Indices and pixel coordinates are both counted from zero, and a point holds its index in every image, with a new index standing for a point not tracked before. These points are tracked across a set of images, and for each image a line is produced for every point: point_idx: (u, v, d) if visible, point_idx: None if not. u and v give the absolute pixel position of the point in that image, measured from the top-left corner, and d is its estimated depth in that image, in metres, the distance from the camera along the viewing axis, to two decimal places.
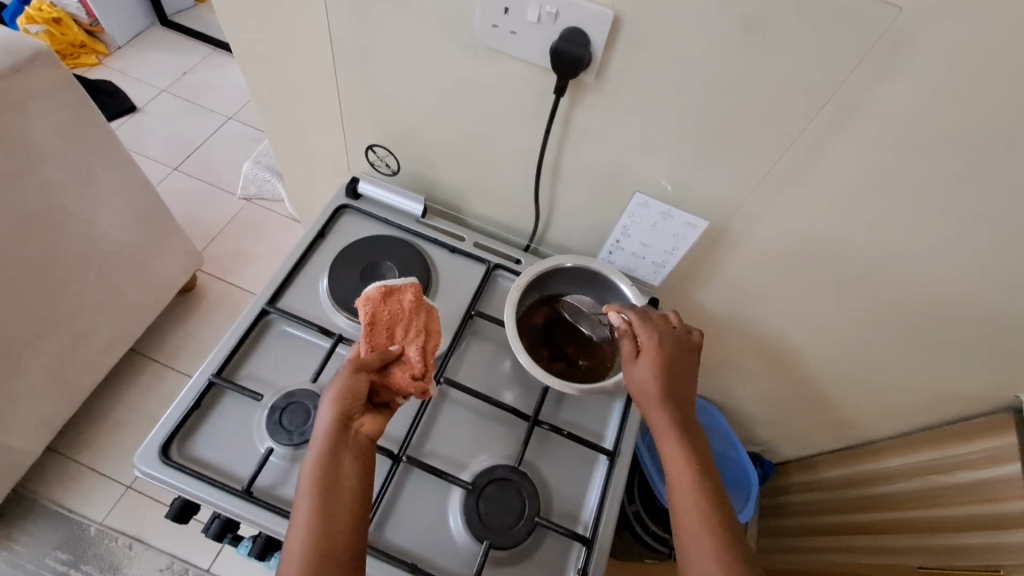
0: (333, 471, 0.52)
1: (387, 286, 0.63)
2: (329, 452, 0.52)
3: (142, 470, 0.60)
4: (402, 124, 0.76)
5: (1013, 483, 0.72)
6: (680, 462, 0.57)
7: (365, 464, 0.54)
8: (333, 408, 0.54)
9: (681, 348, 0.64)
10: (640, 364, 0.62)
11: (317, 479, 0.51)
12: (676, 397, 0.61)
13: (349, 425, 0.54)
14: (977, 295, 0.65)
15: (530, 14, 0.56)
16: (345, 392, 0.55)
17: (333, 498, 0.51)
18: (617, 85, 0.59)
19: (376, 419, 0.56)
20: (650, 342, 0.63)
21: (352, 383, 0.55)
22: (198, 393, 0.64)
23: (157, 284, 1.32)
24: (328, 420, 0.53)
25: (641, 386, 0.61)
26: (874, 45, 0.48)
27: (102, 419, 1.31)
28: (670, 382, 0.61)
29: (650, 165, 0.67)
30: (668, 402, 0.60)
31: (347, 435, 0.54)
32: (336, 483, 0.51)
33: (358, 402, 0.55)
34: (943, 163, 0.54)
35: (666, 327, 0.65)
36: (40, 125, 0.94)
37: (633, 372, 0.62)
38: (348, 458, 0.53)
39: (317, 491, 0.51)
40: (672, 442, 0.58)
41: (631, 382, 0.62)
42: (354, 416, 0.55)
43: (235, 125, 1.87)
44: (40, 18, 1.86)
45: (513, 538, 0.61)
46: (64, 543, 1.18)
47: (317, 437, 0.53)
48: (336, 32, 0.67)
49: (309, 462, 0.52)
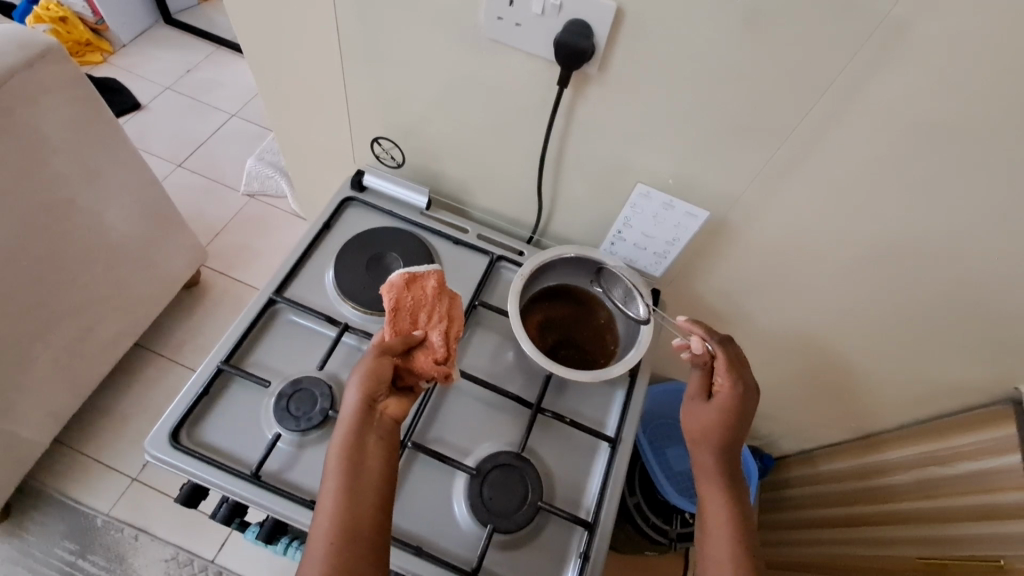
0: (359, 454, 0.53)
1: (411, 273, 0.63)
2: (355, 433, 0.54)
3: (152, 454, 0.61)
4: (407, 116, 0.77)
5: (1012, 473, 0.72)
6: (705, 498, 0.61)
7: (389, 446, 0.56)
8: (358, 392, 0.55)
9: (754, 403, 0.64)
10: (695, 398, 0.65)
11: (343, 460, 0.53)
12: (726, 444, 0.62)
13: (374, 407, 0.56)
14: (975, 285, 0.66)
15: (533, 7, 0.57)
16: (369, 375, 0.56)
17: (359, 480, 0.52)
18: (620, 77, 0.60)
19: (399, 403, 0.58)
20: (724, 386, 0.64)
21: (377, 366, 0.57)
22: (206, 380, 0.65)
23: (163, 278, 1.33)
24: (355, 401, 0.55)
25: (690, 422, 0.64)
26: (870, 35, 0.49)
27: (108, 412, 1.33)
28: (723, 427, 0.62)
29: (652, 158, 0.68)
30: (714, 448, 0.62)
31: (371, 417, 0.55)
32: (361, 464, 0.53)
33: (383, 385, 0.56)
34: (942, 152, 0.55)
35: (748, 373, 0.65)
36: (50, 118, 0.95)
37: (690, 404, 0.66)
38: (372, 440, 0.55)
39: (343, 472, 0.52)
40: (704, 479, 0.62)
41: (693, 414, 0.64)
42: (379, 399, 0.56)
43: (238, 122, 1.89)
44: (48, 17, 1.89)
45: (516, 523, 0.62)
46: (72, 533, 1.20)
47: (343, 419, 0.55)
48: (342, 25, 0.68)
49: (336, 443, 0.54)
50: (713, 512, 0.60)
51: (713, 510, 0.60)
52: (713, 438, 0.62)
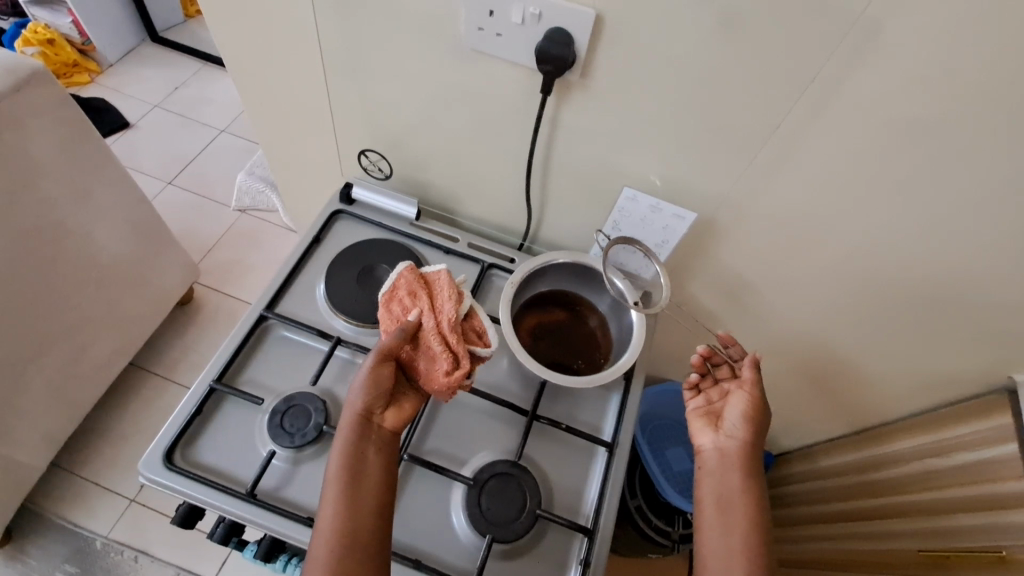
0: (359, 462, 0.54)
1: (386, 294, 0.64)
2: (354, 443, 0.54)
3: (146, 477, 0.60)
4: (394, 128, 0.77)
5: (1010, 463, 0.73)
6: (737, 499, 0.59)
7: (388, 455, 0.56)
8: (356, 403, 0.56)
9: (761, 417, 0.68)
10: (754, 399, 0.64)
11: (342, 470, 0.53)
12: (757, 456, 0.62)
13: (372, 417, 0.56)
14: (963, 278, 0.67)
15: (513, 16, 0.57)
16: (370, 390, 0.56)
17: (358, 488, 0.53)
18: (603, 83, 0.61)
19: (397, 410, 0.58)
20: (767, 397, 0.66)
21: (377, 376, 0.57)
22: (199, 400, 0.65)
23: (156, 296, 1.33)
24: (352, 413, 0.56)
25: (745, 422, 0.63)
26: (846, 34, 0.50)
27: (104, 433, 1.32)
28: (759, 435, 0.63)
29: (638, 162, 0.68)
30: (754, 457, 0.61)
31: (370, 428, 0.56)
32: (361, 473, 0.53)
33: (381, 394, 0.57)
34: (923, 148, 0.56)
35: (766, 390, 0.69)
36: (38, 141, 0.95)
37: (746, 403, 0.64)
38: (372, 449, 0.55)
39: (343, 480, 0.52)
40: (738, 481, 0.60)
41: (754, 410, 0.64)
42: (377, 410, 0.57)
43: (227, 137, 1.89)
44: (35, 40, 1.87)
45: (515, 532, 0.61)
46: (72, 556, 1.18)
47: (341, 430, 0.55)
48: (325, 39, 0.68)
49: (335, 453, 0.54)
50: (746, 513, 0.58)
51: (746, 512, 0.58)
52: (756, 446, 0.62)
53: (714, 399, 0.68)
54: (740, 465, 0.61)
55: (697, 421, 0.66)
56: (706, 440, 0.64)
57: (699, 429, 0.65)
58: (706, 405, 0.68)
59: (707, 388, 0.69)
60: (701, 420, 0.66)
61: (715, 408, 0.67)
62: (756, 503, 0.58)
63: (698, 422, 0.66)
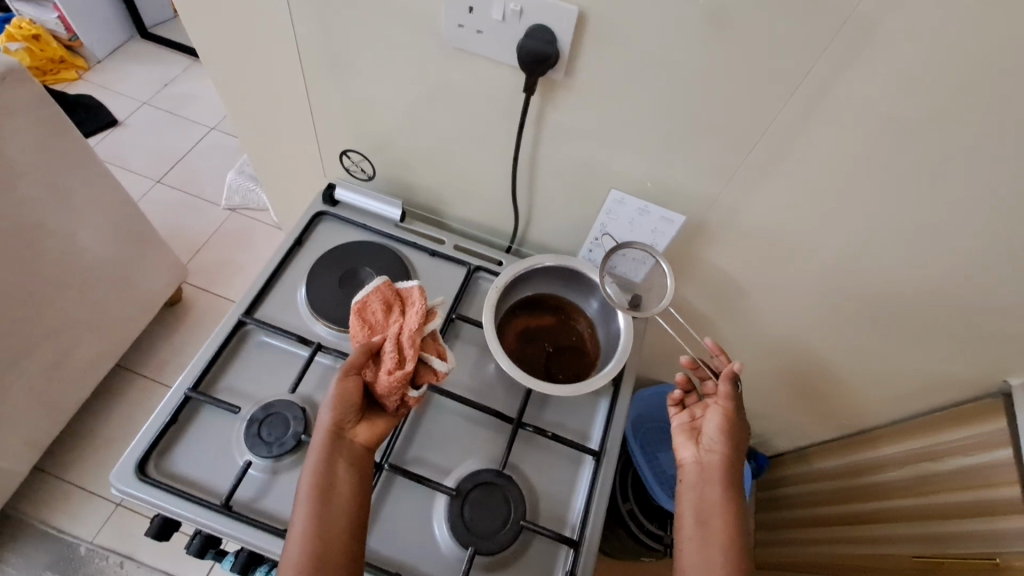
0: (329, 479, 0.53)
1: (359, 302, 0.60)
2: (325, 460, 0.54)
3: (119, 488, 0.59)
4: (377, 129, 0.75)
5: (1002, 467, 0.71)
6: (716, 513, 0.57)
7: (360, 471, 0.55)
8: (328, 419, 0.55)
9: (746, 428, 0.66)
10: (729, 411, 0.63)
11: (313, 487, 0.52)
12: (738, 470, 0.61)
13: (343, 434, 0.56)
14: (958, 283, 0.65)
15: (494, 13, 0.55)
16: (339, 403, 0.56)
17: (329, 506, 0.52)
18: (587, 83, 0.59)
19: (371, 425, 0.57)
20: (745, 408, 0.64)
21: (344, 390, 0.56)
22: (174, 408, 0.63)
23: (142, 297, 1.31)
24: (322, 431, 0.55)
25: (723, 436, 0.61)
26: (837, 32, 0.48)
27: (90, 435, 1.30)
28: (740, 449, 0.61)
29: (625, 163, 0.66)
30: (734, 470, 0.60)
31: (342, 444, 0.55)
32: (332, 490, 0.53)
33: (350, 409, 0.56)
34: (916, 151, 0.54)
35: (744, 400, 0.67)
36: (15, 141, 0.92)
37: (721, 417, 0.62)
38: (343, 465, 0.54)
39: (313, 497, 0.52)
40: (718, 496, 0.58)
41: (728, 424, 0.62)
42: (347, 426, 0.56)
43: (217, 134, 1.86)
44: (20, 36, 1.84)
45: (498, 544, 0.60)
46: (55, 563, 1.17)
47: (313, 446, 0.55)
48: (303, 37, 0.66)
49: (307, 469, 0.53)
50: (724, 527, 0.56)
51: (725, 526, 0.56)
52: (736, 460, 0.61)
53: (696, 413, 0.66)
54: (719, 479, 0.59)
55: (678, 436, 0.65)
56: (687, 454, 0.63)
57: (680, 443, 0.64)
58: (688, 420, 0.66)
59: (691, 403, 0.68)
60: (682, 434, 0.64)
61: (696, 421, 0.65)
62: (736, 518, 0.57)
63: (679, 437, 0.64)
